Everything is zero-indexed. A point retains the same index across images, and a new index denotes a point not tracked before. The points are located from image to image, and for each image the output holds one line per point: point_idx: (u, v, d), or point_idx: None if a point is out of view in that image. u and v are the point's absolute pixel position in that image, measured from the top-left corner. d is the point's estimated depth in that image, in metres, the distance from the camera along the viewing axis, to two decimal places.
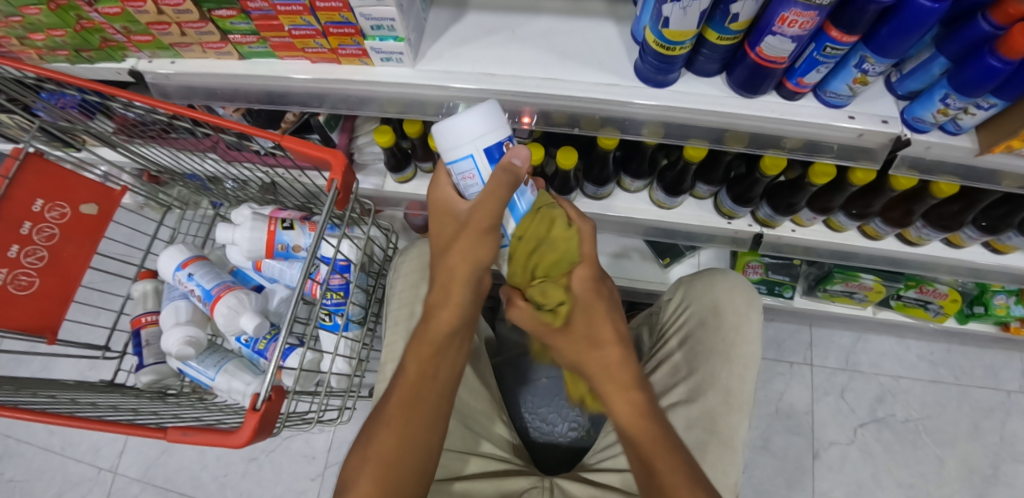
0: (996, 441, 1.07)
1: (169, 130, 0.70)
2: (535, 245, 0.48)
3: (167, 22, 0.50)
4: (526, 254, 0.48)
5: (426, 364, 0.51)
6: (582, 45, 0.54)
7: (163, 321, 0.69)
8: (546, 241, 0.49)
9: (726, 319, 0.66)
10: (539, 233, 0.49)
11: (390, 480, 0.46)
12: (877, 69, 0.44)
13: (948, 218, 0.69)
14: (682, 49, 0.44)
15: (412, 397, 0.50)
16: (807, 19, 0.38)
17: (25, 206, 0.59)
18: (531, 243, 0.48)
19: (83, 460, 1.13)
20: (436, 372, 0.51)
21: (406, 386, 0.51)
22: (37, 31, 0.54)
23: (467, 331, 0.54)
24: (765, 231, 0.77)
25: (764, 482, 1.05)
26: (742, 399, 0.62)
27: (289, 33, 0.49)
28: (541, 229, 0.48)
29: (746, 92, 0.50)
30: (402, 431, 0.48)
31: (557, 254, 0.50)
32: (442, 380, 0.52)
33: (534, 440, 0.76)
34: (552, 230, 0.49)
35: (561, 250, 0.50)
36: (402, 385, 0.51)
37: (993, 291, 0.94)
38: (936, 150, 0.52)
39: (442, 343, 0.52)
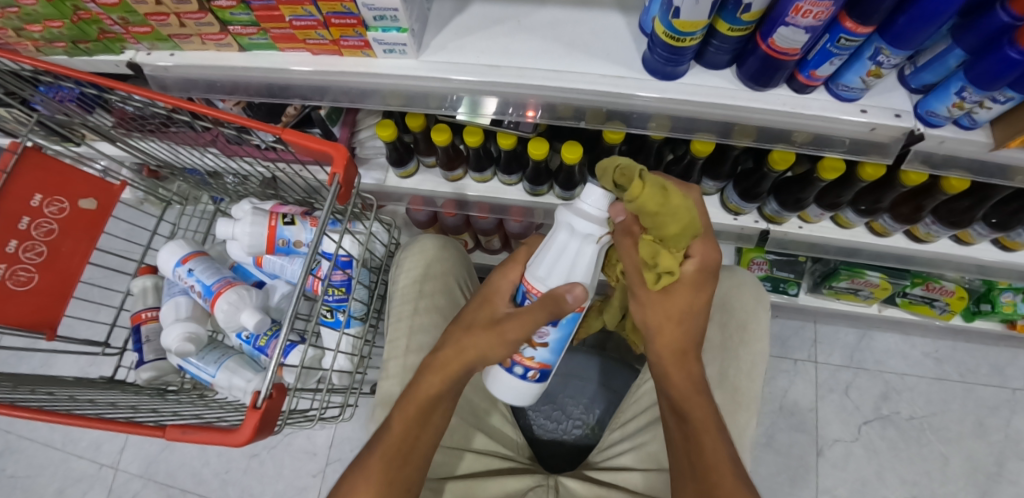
0: (1001, 439, 1.06)
1: (169, 124, 0.69)
2: (659, 206, 0.39)
3: (166, 13, 0.49)
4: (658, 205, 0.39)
5: (412, 425, 0.52)
6: (588, 36, 0.53)
7: (163, 317, 0.68)
8: (665, 213, 0.40)
9: (734, 315, 0.65)
10: (655, 204, 0.39)
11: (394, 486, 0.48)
12: (891, 61, 0.43)
13: (957, 214, 0.68)
14: (692, 41, 0.43)
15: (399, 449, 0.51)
16: (822, 9, 0.37)
17: (23, 201, 0.59)
18: (654, 202, 0.39)
19: (84, 456, 1.13)
20: (420, 428, 0.52)
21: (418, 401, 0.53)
22: (34, 23, 0.53)
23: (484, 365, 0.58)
24: (772, 227, 0.76)
25: (768, 480, 1.04)
26: (750, 397, 0.61)
27: (290, 24, 0.48)
28: (655, 201, 0.39)
29: (758, 85, 0.49)
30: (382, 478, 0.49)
31: (680, 228, 0.41)
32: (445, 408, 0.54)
33: (538, 438, 0.75)
34: (669, 200, 0.40)
35: (682, 221, 0.41)
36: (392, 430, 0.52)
37: (1001, 288, 0.93)
38: (949, 144, 0.51)
39: (428, 408, 0.53)
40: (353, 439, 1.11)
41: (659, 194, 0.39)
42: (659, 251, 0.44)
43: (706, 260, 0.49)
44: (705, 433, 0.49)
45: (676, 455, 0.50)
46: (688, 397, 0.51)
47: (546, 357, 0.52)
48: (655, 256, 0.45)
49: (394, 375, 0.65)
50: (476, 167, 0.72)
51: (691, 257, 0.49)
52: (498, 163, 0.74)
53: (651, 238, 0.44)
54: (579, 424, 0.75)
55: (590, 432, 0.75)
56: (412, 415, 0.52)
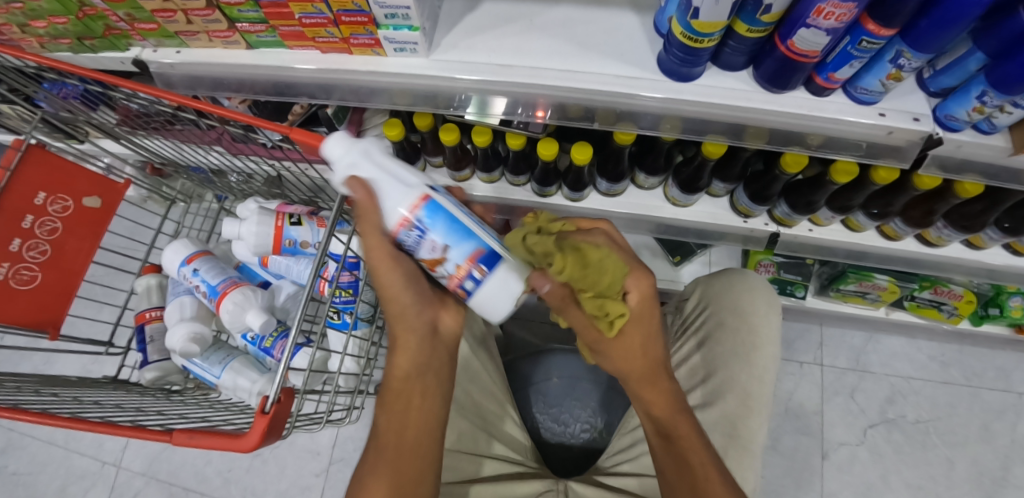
0: (1007, 443, 1.06)
1: (174, 122, 0.69)
2: (579, 267, 0.40)
3: (172, 10, 0.48)
4: (577, 265, 0.40)
5: (396, 413, 0.51)
6: (602, 35, 0.52)
7: (168, 316, 0.68)
8: (591, 271, 0.41)
9: (747, 321, 0.64)
10: (574, 269, 0.40)
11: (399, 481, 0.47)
12: (912, 65, 0.42)
13: (970, 218, 0.67)
14: (710, 42, 0.42)
15: (400, 459, 0.48)
16: (845, 11, 0.36)
17: (26, 199, 0.58)
18: (575, 267, 0.40)
19: (86, 454, 1.13)
20: (424, 421, 0.51)
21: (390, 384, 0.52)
22: (38, 18, 0.52)
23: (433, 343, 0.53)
24: (781, 230, 0.76)
25: (772, 482, 1.04)
26: (761, 402, 0.61)
27: (299, 22, 0.47)
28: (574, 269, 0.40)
29: (775, 87, 0.48)
30: (394, 479, 0.47)
31: (609, 279, 0.42)
32: (422, 392, 0.52)
33: (545, 441, 0.75)
34: (588, 257, 0.41)
35: (609, 274, 0.42)
36: (381, 445, 0.50)
37: (1009, 293, 0.92)
38: (967, 149, 0.50)
39: (406, 393, 0.52)
40: (357, 439, 1.11)
41: (580, 257, 0.41)
42: (604, 303, 0.43)
43: (645, 291, 0.46)
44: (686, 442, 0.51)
45: (662, 468, 0.52)
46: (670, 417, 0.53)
47: (461, 253, 0.43)
48: (602, 309, 0.44)
49: None
50: (484, 167, 0.72)
51: (630, 292, 0.46)
52: (505, 163, 0.74)
53: (592, 294, 0.43)
54: (586, 427, 0.75)
55: (598, 436, 0.74)
56: (409, 415, 0.51)
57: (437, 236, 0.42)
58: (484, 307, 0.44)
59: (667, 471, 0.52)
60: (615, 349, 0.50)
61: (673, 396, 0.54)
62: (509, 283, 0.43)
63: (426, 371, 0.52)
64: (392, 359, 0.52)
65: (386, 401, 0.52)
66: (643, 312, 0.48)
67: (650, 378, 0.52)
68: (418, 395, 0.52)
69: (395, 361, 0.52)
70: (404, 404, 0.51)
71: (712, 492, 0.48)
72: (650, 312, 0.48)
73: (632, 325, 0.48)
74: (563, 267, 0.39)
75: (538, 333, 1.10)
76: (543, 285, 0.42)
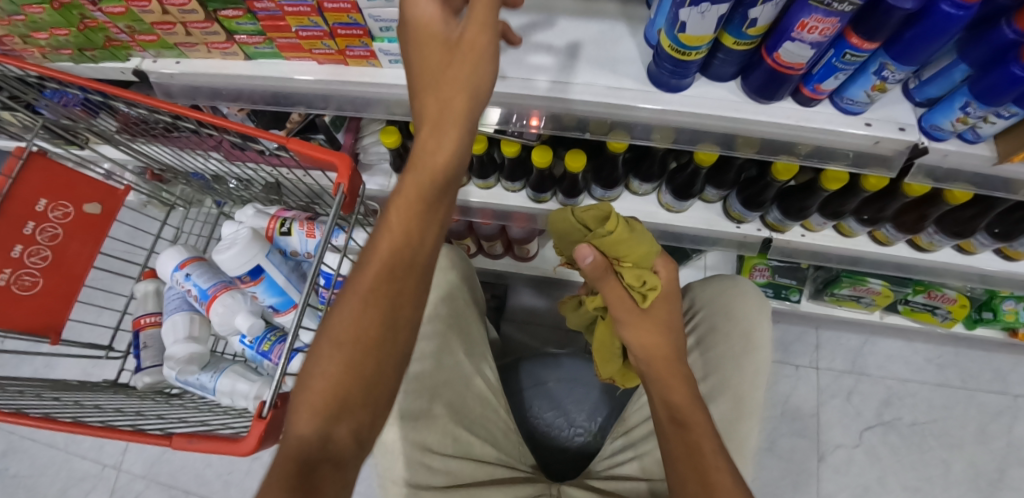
0: (1003, 445, 1.07)
1: (172, 129, 0.70)
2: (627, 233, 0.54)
3: (172, 22, 0.49)
4: (625, 232, 0.54)
5: (369, 298, 0.35)
6: (595, 46, 0.53)
7: (163, 338, 0.68)
8: (631, 242, 0.54)
9: (737, 324, 0.65)
10: (622, 234, 0.53)
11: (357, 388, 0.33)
12: (896, 76, 0.43)
13: (961, 224, 0.68)
14: (698, 54, 0.43)
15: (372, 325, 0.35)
16: (829, 25, 0.37)
17: (28, 206, 0.59)
18: (623, 233, 0.54)
19: (87, 456, 1.13)
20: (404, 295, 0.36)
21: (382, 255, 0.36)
22: (40, 30, 0.53)
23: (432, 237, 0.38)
24: (774, 236, 0.77)
25: (769, 485, 1.04)
26: (753, 406, 0.61)
27: (296, 34, 0.48)
28: (626, 234, 0.54)
29: (762, 98, 0.49)
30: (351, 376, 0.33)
31: (641, 253, 0.55)
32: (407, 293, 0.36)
33: (540, 445, 0.75)
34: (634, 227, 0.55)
35: (648, 245, 0.56)
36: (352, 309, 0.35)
37: (1002, 297, 0.93)
38: (953, 158, 0.51)
39: (392, 288, 0.36)
40: None
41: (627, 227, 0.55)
42: (642, 273, 0.56)
43: (671, 273, 0.60)
44: (695, 427, 0.51)
45: (670, 454, 0.50)
46: (685, 407, 0.52)
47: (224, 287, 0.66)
48: (640, 278, 0.55)
49: None
50: (481, 174, 0.73)
51: (659, 270, 0.60)
52: (501, 169, 0.74)
53: (630, 264, 0.56)
54: (581, 431, 0.76)
55: (592, 439, 0.75)
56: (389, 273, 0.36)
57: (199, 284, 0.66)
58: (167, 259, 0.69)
59: (676, 460, 0.49)
60: (640, 326, 0.58)
61: (687, 389, 0.55)
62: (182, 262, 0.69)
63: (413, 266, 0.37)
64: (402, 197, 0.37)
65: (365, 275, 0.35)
66: (668, 290, 0.60)
67: (668, 361, 0.57)
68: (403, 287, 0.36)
69: (392, 213, 0.37)
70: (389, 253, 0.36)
71: (720, 478, 0.46)
72: (670, 295, 0.61)
73: (659, 300, 0.59)
74: (616, 227, 0.53)
75: (535, 336, 1.11)
76: (589, 255, 0.54)
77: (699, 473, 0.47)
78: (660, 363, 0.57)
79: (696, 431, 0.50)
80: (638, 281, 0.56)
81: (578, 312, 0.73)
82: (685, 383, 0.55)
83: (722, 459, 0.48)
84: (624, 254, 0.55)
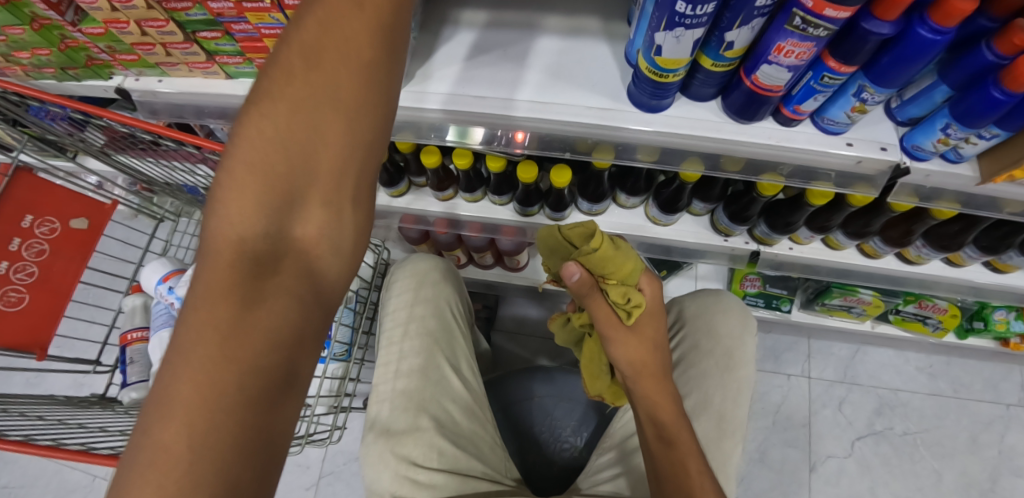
0: (994, 455, 1.06)
1: (159, 144, 0.70)
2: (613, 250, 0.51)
3: (151, 43, 0.49)
4: (610, 248, 0.50)
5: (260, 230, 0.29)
6: (576, 65, 0.53)
7: (151, 353, 0.69)
8: (615, 258, 0.51)
9: (720, 342, 0.65)
10: (606, 250, 0.50)
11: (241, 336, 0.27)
12: (875, 99, 0.43)
13: (947, 239, 0.68)
14: (676, 76, 0.43)
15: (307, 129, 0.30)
16: (805, 50, 0.37)
17: (14, 222, 0.59)
18: (608, 248, 0.50)
19: (78, 467, 1.13)
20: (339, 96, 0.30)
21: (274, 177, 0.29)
22: (21, 50, 0.53)
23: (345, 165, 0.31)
24: (762, 249, 0.76)
25: (760, 495, 1.04)
26: (736, 424, 0.61)
27: (275, 55, 0.48)
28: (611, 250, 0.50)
29: (743, 118, 0.49)
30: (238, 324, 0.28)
31: (626, 270, 0.52)
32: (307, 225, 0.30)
33: (527, 460, 0.75)
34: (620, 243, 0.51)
35: (633, 261, 0.53)
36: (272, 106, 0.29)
37: (993, 307, 0.93)
38: (936, 178, 0.51)
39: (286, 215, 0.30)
40: (347, 451, 1.12)
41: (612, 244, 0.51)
42: (627, 290, 0.52)
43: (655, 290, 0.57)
44: (683, 447, 0.52)
45: (658, 474, 0.52)
46: (673, 427, 0.54)
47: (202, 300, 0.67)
48: (627, 296, 0.52)
49: (384, 399, 0.65)
50: (467, 188, 0.72)
51: (644, 288, 0.57)
52: (488, 183, 0.74)
53: (616, 281, 0.52)
54: (567, 446, 0.76)
55: (579, 454, 0.75)
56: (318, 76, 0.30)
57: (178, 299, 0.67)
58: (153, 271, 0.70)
59: (664, 480, 0.51)
60: (627, 344, 0.55)
61: (674, 407, 0.56)
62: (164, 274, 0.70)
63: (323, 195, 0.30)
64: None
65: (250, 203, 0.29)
66: (654, 307, 0.58)
67: (657, 380, 0.56)
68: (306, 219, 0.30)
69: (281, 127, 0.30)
70: (321, 44, 0.30)
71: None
72: (655, 312, 0.58)
73: (647, 317, 0.57)
74: (602, 243, 0.50)
75: (526, 346, 1.11)
76: (575, 272, 0.50)
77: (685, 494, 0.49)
78: (649, 380, 0.56)
79: (682, 451, 0.52)
80: (623, 297, 0.52)
81: (566, 328, 0.70)
82: (672, 400, 0.56)
83: (706, 478, 0.51)
84: (609, 272, 0.51)
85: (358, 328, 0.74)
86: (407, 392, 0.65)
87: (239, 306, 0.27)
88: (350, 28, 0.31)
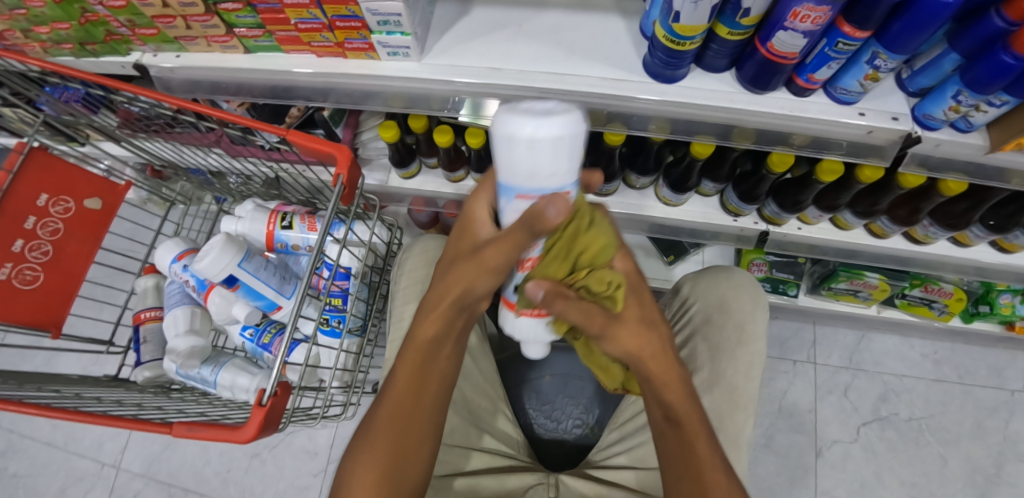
0: (999, 440, 1.07)
1: (172, 124, 0.70)
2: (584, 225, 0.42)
3: (172, 16, 0.50)
4: (580, 230, 0.42)
5: (383, 439, 0.49)
6: (590, 41, 0.54)
7: (165, 330, 0.69)
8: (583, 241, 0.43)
9: (732, 316, 0.66)
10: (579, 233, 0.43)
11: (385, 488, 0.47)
12: (888, 65, 0.44)
13: (954, 217, 0.69)
14: (692, 44, 0.44)
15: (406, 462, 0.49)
16: (820, 14, 0.37)
17: (28, 201, 0.59)
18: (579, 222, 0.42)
19: (86, 455, 1.14)
20: (431, 405, 0.52)
21: (390, 407, 0.51)
22: (42, 24, 0.54)
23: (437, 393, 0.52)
24: (771, 229, 0.77)
25: (766, 480, 1.05)
26: (748, 398, 0.62)
27: (295, 27, 0.49)
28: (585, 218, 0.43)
29: (757, 88, 0.49)
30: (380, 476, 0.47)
31: (602, 246, 0.44)
32: (415, 433, 0.50)
33: (538, 437, 0.76)
34: (581, 236, 0.43)
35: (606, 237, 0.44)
36: (391, 404, 0.50)
37: (999, 291, 0.94)
38: (945, 148, 0.52)
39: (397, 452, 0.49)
40: None
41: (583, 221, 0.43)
42: (604, 272, 0.44)
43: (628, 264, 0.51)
44: (682, 414, 0.50)
45: (666, 455, 0.51)
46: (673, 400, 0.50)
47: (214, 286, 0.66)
48: (601, 281, 0.44)
49: None
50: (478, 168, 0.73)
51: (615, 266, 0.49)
52: None
53: (586, 270, 0.44)
54: (579, 424, 0.76)
55: (590, 432, 0.75)
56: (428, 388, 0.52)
57: (191, 276, 0.67)
58: (160, 253, 0.70)
59: (670, 463, 0.50)
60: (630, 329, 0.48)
61: (675, 376, 0.51)
62: (174, 253, 0.69)
63: (411, 420, 0.50)
64: (421, 321, 0.50)
65: (376, 441, 0.49)
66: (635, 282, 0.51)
67: (659, 356, 0.50)
68: (396, 442, 0.49)
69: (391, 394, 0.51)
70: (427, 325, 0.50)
71: (716, 478, 0.47)
72: (636, 290, 0.51)
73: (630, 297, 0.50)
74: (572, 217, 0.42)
75: None
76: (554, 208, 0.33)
77: (690, 470, 0.48)
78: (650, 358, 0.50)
79: (689, 430, 0.50)
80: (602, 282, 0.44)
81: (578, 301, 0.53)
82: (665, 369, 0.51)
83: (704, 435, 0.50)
84: (590, 255, 0.44)
85: (371, 305, 0.75)
86: None
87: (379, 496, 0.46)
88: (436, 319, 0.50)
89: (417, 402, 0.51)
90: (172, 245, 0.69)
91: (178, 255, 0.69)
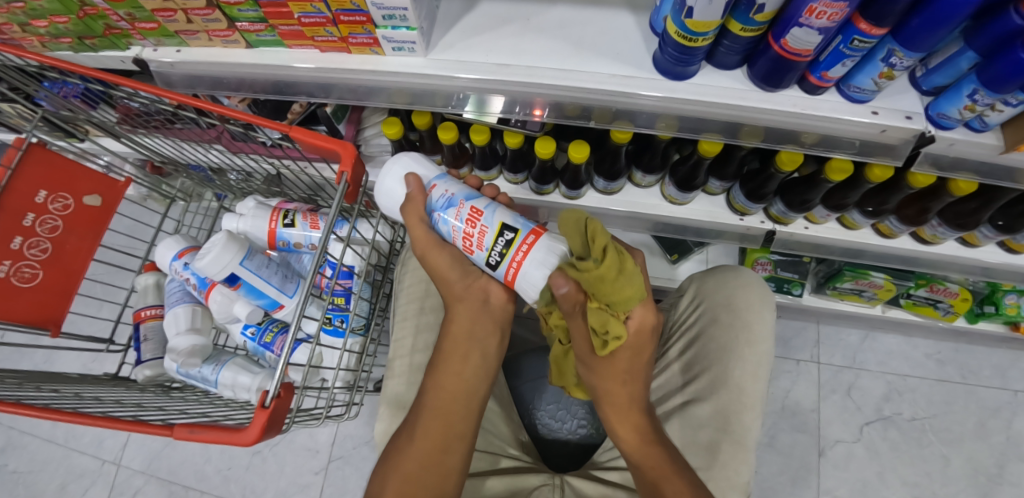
0: (1002, 441, 1.07)
1: (173, 121, 0.69)
2: (616, 268, 0.42)
3: (172, 9, 0.49)
4: (611, 272, 0.42)
5: (427, 428, 0.52)
6: (598, 36, 0.53)
7: (165, 328, 0.68)
8: (617, 279, 0.42)
9: (740, 316, 0.65)
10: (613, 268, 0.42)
11: (421, 478, 0.49)
12: (904, 63, 0.43)
13: (964, 216, 0.68)
14: (704, 41, 0.43)
15: (438, 463, 0.50)
16: (837, 10, 0.36)
17: (27, 198, 0.58)
18: (612, 266, 0.41)
19: (86, 452, 1.13)
20: (465, 388, 0.55)
21: (427, 404, 0.54)
22: (39, 18, 0.53)
23: (475, 384, 0.56)
24: (777, 228, 0.76)
25: (769, 480, 1.04)
26: (755, 398, 0.61)
27: (298, 21, 0.48)
28: (617, 261, 0.42)
29: (768, 86, 0.49)
30: (419, 465, 0.50)
31: (625, 292, 0.43)
32: (454, 423, 0.53)
33: (542, 437, 0.75)
34: (606, 282, 0.42)
35: (633, 286, 0.43)
36: (430, 399, 0.54)
37: (1004, 291, 0.93)
38: (959, 147, 0.51)
39: (437, 445, 0.51)
40: (356, 436, 1.12)
41: (617, 261, 0.42)
42: (610, 318, 0.43)
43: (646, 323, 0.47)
44: (649, 458, 0.52)
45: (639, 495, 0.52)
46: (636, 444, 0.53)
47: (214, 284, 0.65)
48: (607, 325, 0.43)
49: (400, 373, 0.66)
50: (483, 165, 0.73)
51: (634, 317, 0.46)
52: (503, 160, 0.75)
53: (597, 304, 0.44)
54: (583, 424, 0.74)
55: (594, 432, 0.74)
56: (452, 388, 0.54)
57: (192, 273, 0.66)
58: (160, 251, 0.69)
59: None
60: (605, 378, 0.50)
61: (647, 424, 0.53)
62: (174, 250, 0.68)
63: (443, 409, 0.53)
64: (449, 314, 0.57)
65: (421, 443, 0.51)
66: (642, 341, 0.48)
67: (634, 405, 0.52)
68: (433, 429, 0.52)
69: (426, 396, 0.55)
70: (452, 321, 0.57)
71: None
72: (644, 345, 0.49)
73: (630, 351, 0.48)
74: (606, 255, 0.41)
75: None
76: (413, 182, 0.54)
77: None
78: (620, 408, 0.52)
79: (657, 474, 0.51)
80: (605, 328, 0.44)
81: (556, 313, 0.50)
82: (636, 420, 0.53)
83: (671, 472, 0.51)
84: (613, 298, 0.43)
85: (374, 303, 0.74)
86: (422, 367, 0.66)
87: (416, 479, 0.49)
88: (456, 308, 0.56)
89: (450, 395, 0.54)
90: (173, 242, 0.68)
91: (176, 252, 0.68)
